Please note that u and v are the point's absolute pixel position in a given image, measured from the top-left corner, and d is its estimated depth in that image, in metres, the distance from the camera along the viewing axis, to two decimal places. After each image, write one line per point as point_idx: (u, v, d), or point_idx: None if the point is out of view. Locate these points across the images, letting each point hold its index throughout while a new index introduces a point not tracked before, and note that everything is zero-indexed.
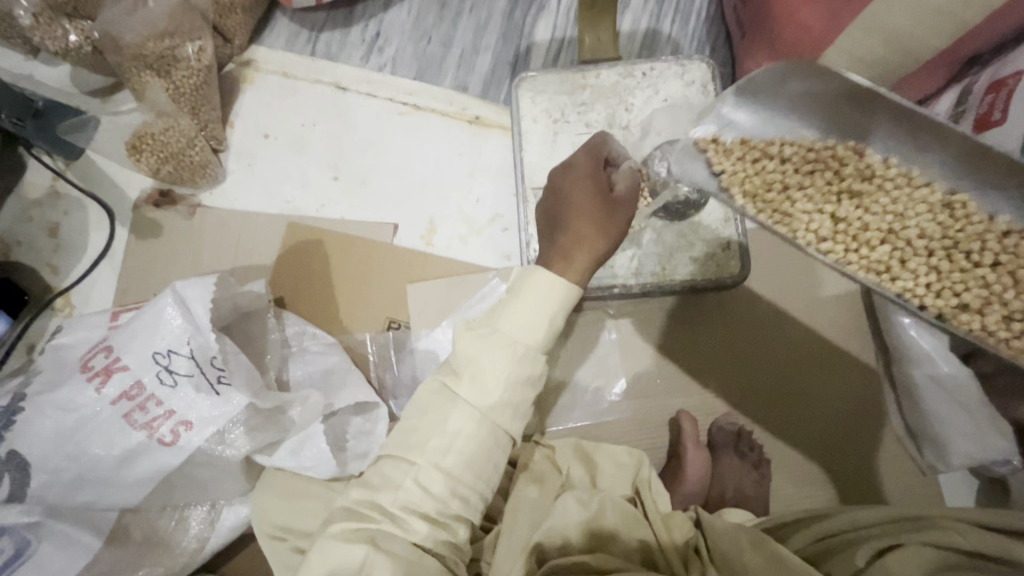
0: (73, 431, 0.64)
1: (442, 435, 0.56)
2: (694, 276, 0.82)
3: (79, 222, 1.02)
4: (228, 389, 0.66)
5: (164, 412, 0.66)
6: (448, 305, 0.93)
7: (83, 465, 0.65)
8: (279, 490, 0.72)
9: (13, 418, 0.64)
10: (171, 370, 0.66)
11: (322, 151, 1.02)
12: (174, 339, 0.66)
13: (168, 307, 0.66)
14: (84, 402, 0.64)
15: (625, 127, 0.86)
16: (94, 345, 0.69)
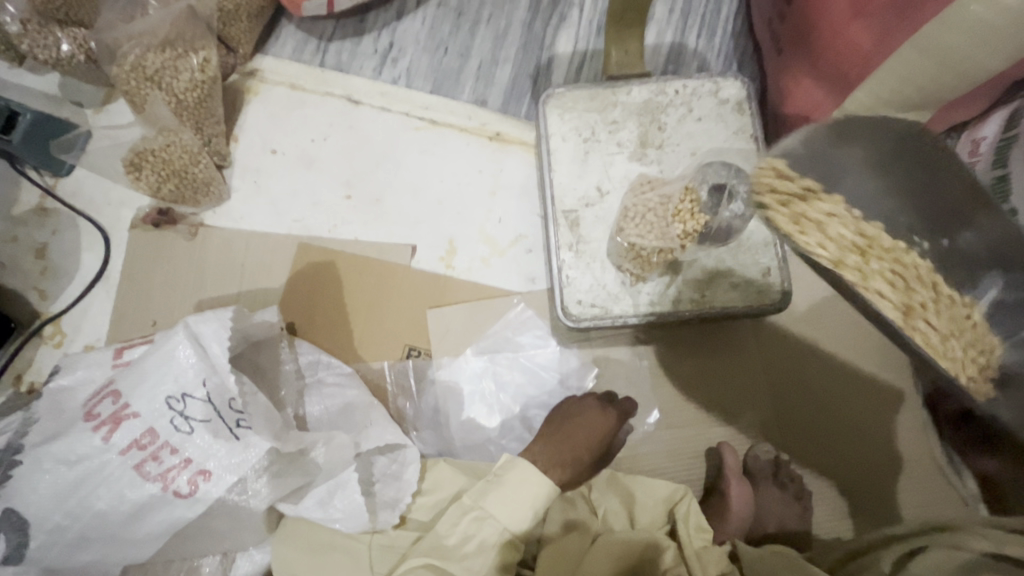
0: (78, 485, 0.58)
1: (496, 508, 0.67)
2: (733, 303, 0.76)
3: (69, 243, 0.95)
4: (248, 433, 0.61)
5: (180, 461, 0.59)
6: (471, 331, 0.89)
7: (89, 523, 0.59)
8: (295, 545, 0.66)
9: (9, 472, 0.58)
10: (186, 417, 0.60)
11: (333, 168, 0.97)
12: (188, 380, 0.61)
13: (180, 344, 0.61)
14: (89, 453, 0.59)
15: (658, 147, 0.82)
16: (97, 390, 0.62)
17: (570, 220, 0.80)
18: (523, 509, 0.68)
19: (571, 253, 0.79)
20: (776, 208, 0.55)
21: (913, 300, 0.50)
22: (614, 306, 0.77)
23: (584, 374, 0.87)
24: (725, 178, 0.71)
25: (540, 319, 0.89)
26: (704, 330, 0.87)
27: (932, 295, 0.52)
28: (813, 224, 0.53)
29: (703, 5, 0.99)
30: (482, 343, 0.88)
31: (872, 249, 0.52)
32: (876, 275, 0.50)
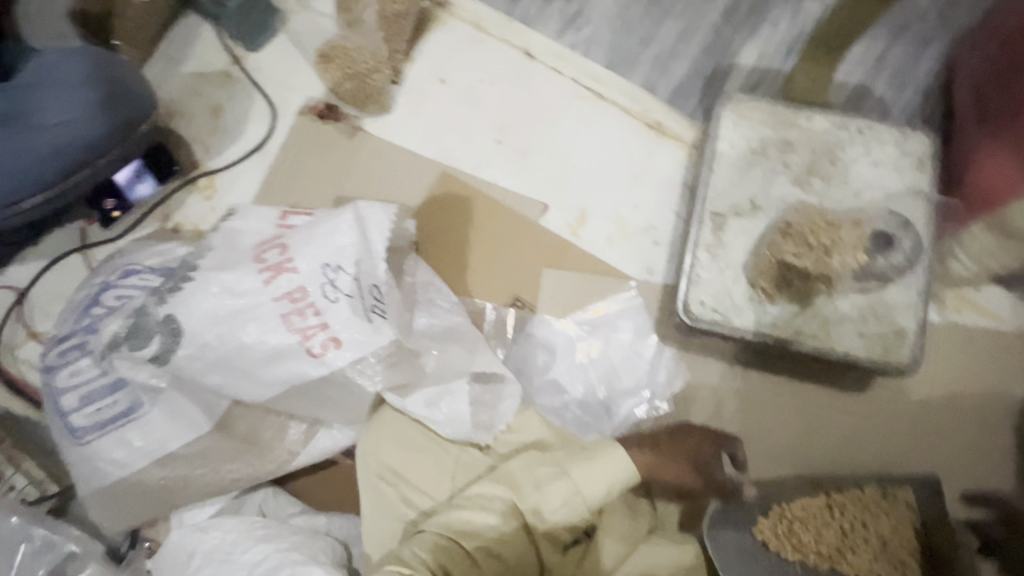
0: (233, 314, 0.64)
1: (569, 470, 0.66)
2: (857, 352, 0.75)
3: (242, 111, 1.04)
4: (381, 322, 0.65)
5: (319, 323, 0.65)
6: (580, 299, 0.91)
7: (229, 352, 0.65)
8: (388, 438, 0.71)
9: (180, 284, 0.66)
10: (335, 286, 0.65)
11: (493, 112, 1.00)
12: (346, 256, 0.66)
13: (349, 222, 0.66)
14: (249, 290, 0.65)
15: (825, 179, 0.80)
16: (265, 240, 0.69)
17: (716, 223, 0.80)
18: (604, 482, 0.65)
19: (707, 255, 0.79)
20: (775, 541, 0.72)
21: (899, 533, 0.74)
22: (735, 318, 0.77)
23: (674, 376, 0.87)
24: (893, 228, 0.77)
25: (646, 311, 0.90)
26: (804, 371, 0.85)
27: (901, 553, 0.73)
28: (800, 535, 0.73)
29: (901, 55, 0.96)
30: (586, 314, 0.90)
31: (847, 541, 0.74)
32: (811, 544, 0.72)
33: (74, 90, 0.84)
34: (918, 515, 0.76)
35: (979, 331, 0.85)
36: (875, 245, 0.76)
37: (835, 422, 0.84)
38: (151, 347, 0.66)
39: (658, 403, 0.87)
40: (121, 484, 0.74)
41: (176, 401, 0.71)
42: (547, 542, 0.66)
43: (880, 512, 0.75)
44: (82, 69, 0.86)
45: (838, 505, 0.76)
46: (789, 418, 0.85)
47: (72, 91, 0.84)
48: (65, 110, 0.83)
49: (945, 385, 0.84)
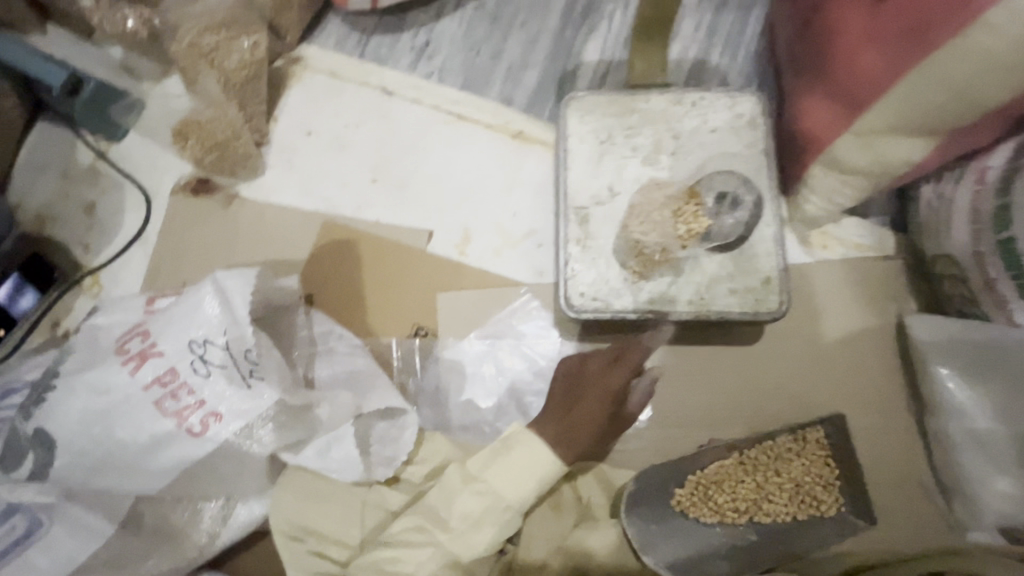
0: (104, 414, 0.64)
1: (485, 483, 0.67)
2: (731, 308, 0.79)
3: (115, 203, 1.03)
4: (260, 384, 0.66)
5: (196, 401, 0.64)
6: (479, 315, 0.93)
7: (109, 451, 0.64)
8: (295, 494, 0.71)
9: (44, 395, 0.66)
10: (205, 361, 0.65)
11: (363, 153, 1.02)
12: (210, 329, 0.66)
13: (209, 295, 0.66)
14: (117, 386, 0.64)
15: (671, 154, 0.85)
16: (129, 329, 0.68)
17: (581, 216, 0.83)
18: (528, 480, 0.68)
19: (578, 247, 0.82)
20: (693, 508, 0.76)
21: (811, 471, 0.78)
22: (615, 301, 0.80)
23: None
24: (734, 186, 0.82)
25: (544, 311, 0.93)
26: (700, 336, 0.88)
27: (814, 490, 0.77)
28: (715, 497, 0.76)
29: (728, 24, 1.02)
30: (487, 327, 0.92)
31: (764, 492, 0.78)
32: (728, 502, 0.76)
33: None
34: (829, 450, 0.78)
35: (845, 262, 0.91)
36: (715, 208, 0.81)
37: (739, 377, 0.87)
38: (23, 468, 0.65)
39: None
40: None
41: (74, 511, 0.68)
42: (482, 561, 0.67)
43: (791, 457, 0.78)
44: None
45: (751, 458, 0.78)
46: (696, 383, 0.88)
47: None
48: None
49: (828, 319, 0.88)
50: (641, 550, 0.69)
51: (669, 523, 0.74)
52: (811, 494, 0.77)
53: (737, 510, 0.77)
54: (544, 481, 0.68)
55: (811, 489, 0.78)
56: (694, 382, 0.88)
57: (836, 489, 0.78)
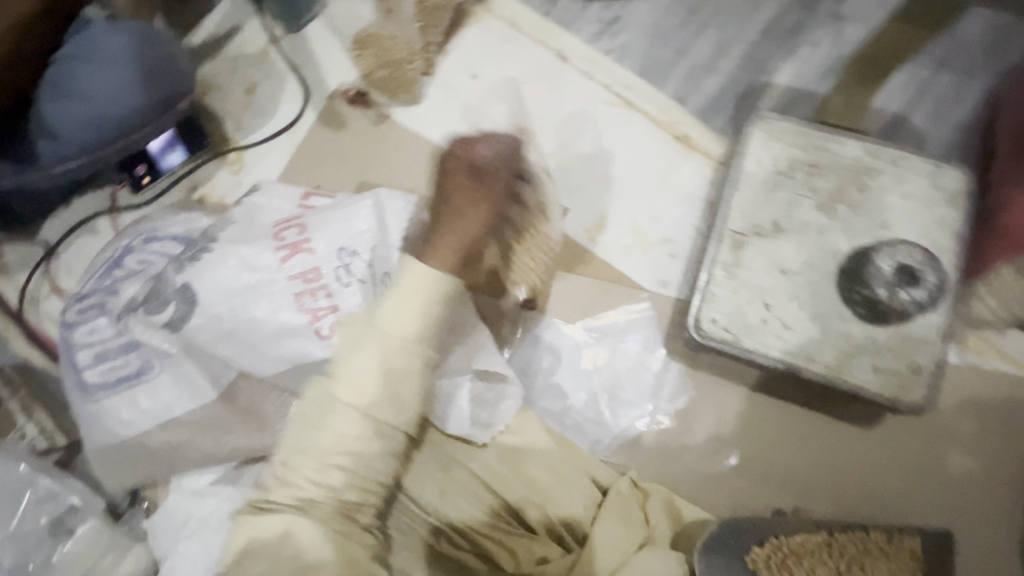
0: (247, 289, 0.69)
1: (360, 346, 0.62)
2: (868, 386, 0.73)
3: (275, 90, 1.05)
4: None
5: (329, 305, 0.69)
6: (590, 306, 0.91)
7: (241, 324, 0.69)
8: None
9: (198, 255, 0.70)
10: (348, 270, 0.70)
11: (520, 111, 1.00)
12: (361, 241, 0.71)
13: (368, 209, 0.71)
14: (266, 267, 0.69)
15: (852, 207, 0.79)
16: (287, 219, 0.75)
17: (735, 242, 0.79)
18: (410, 317, 0.62)
19: (723, 272, 0.78)
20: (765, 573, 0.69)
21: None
22: (746, 338, 0.76)
23: (678, 391, 0.86)
24: (917, 263, 0.74)
25: (655, 325, 0.89)
26: (815, 401, 0.83)
27: None
28: (792, 569, 0.70)
29: (945, 86, 0.93)
30: (595, 321, 0.90)
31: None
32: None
33: (119, 64, 0.84)
34: (924, 565, 0.72)
35: (999, 377, 0.82)
36: (887, 281, 0.74)
37: (842, 453, 0.82)
38: (166, 314, 0.70)
39: (660, 417, 0.86)
40: (124, 444, 0.76)
41: (185, 366, 0.73)
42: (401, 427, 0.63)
43: (883, 555, 0.72)
44: (124, 45, 0.85)
45: (838, 544, 0.73)
46: (795, 444, 0.83)
47: (117, 62, 0.84)
48: (113, 82, 0.84)
49: (960, 428, 0.81)
50: None
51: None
52: None
53: None
54: (432, 310, 0.63)
55: None
56: (792, 441, 0.83)
57: None
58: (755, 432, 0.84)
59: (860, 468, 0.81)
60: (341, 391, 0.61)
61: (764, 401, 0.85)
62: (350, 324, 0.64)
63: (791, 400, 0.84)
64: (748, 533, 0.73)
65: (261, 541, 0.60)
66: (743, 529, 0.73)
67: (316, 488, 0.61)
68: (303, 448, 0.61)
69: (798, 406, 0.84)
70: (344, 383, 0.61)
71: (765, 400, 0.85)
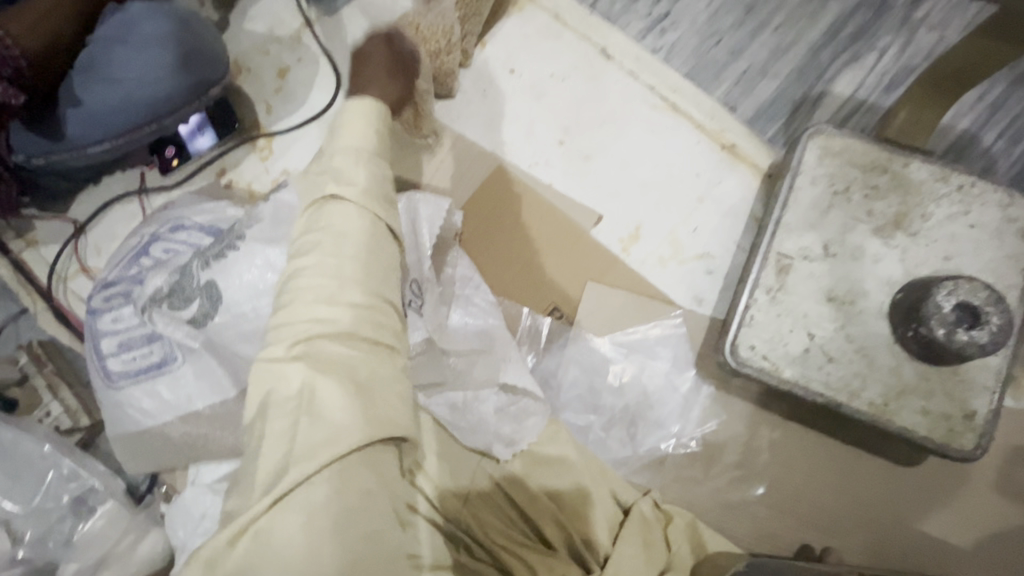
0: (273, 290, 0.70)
1: (325, 223, 0.60)
2: (915, 427, 0.69)
3: (307, 76, 1.03)
4: (413, 317, 0.72)
5: None
6: (620, 318, 0.87)
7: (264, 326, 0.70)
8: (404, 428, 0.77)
9: (224, 253, 0.71)
10: None
11: (559, 109, 0.96)
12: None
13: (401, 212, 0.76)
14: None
15: (912, 234, 0.73)
16: None
17: (781, 264, 0.74)
18: (358, 133, 0.66)
19: (766, 296, 0.74)
20: None
21: None
22: (787, 368, 0.72)
23: (708, 414, 0.83)
24: (983, 302, 0.64)
25: (688, 343, 0.86)
26: (851, 434, 0.79)
27: None
28: None
29: (1023, 105, 0.86)
30: (624, 335, 0.86)
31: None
32: None
33: (156, 48, 0.82)
34: None
35: None
36: (945, 319, 0.65)
37: (877, 490, 0.78)
38: (189, 309, 0.70)
39: (687, 440, 0.83)
40: (142, 433, 0.76)
41: (208, 360, 0.72)
42: (390, 288, 0.60)
43: None
44: (162, 28, 0.83)
45: None
46: (827, 477, 0.79)
47: (155, 46, 0.83)
48: (150, 66, 0.82)
49: (1008, 475, 0.77)
50: None
51: None
52: None
53: None
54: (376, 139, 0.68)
55: None
56: (824, 473, 0.79)
57: None
58: (785, 462, 0.80)
59: (895, 507, 0.78)
60: (316, 276, 0.56)
61: (798, 430, 0.81)
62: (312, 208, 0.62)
63: (827, 431, 0.80)
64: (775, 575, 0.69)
65: (289, 425, 0.52)
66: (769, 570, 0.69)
67: (328, 343, 0.54)
68: (305, 313, 0.56)
69: (833, 439, 0.80)
70: (324, 255, 0.58)
71: (799, 429, 0.81)
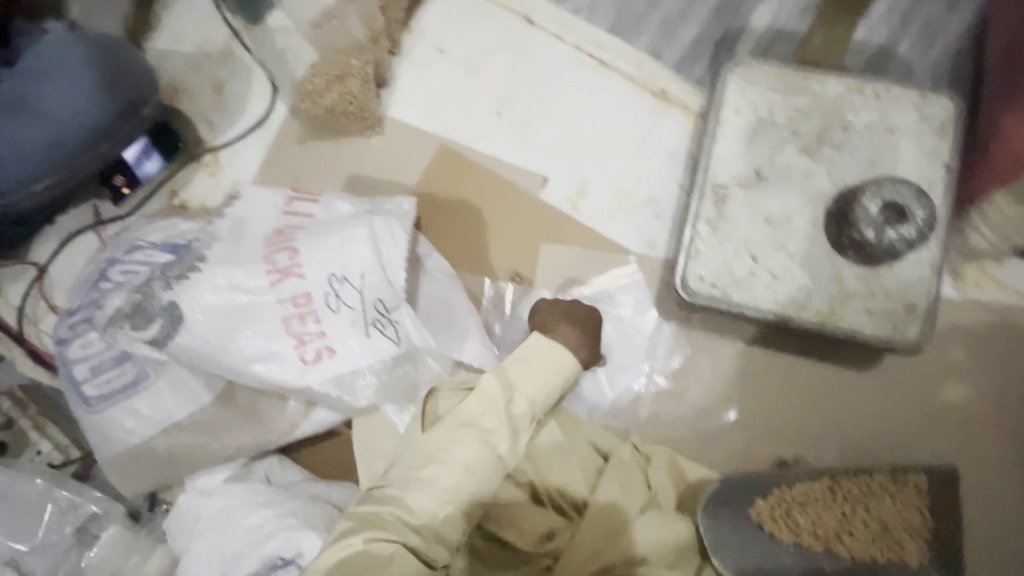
0: (236, 312, 0.67)
1: (451, 449, 0.68)
2: (863, 329, 0.72)
3: (243, 87, 1.04)
4: (378, 337, 0.69)
5: (318, 331, 0.68)
6: (577, 275, 0.90)
7: (219, 348, 0.67)
8: (377, 435, 0.78)
9: (187, 275, 0.68)
10: (338, 297, 0.68)
11: (492, 82, 0.98)
12: (352, 268, 0.68)
13: (364, 237, 0.69)
14: (255, 289, 0.68)
15: (836, 148, 0.76)
16: (275, 238, 0.70)
17: (718, 195, 0.77)
18: (550, 367, 0.74)
19: (708, 228, 0.77)
20: (770, 523, 0.73)
21: (904, 517, 0.72)
22: (735, 293, 0.75)
23: (673, 353, 0.86)
24: (907, 199, 0.68)
25: (645, 286, 0.88)
26: (812, 348, 0.83)
27: (907, 542, 0.71)
28: (795, 517, 0.73)
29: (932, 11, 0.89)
30: (584, 290, 0.89)
31: (847, 525, 0.72)
32: (806, 527, 0.72)
33: (76, 76, 0.84)
34: (927, 498, 0.73)
35: (998, 309, 0.81)
36: (875, 220, 0.68)
37: (842, 397, 0.81)
38: (150, 332, 0.68)
39: (657, 378, 0.86)
40: (131, 451, 0.77)
41: (181, 371, 0.74)
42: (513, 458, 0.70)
43: (885, 493, 0.73)
44: (83, 56, 0.85)
45: (841, 490, 0.74)
46: (793, 391, 0.83)
47: (76, 74, 0.84)
48: (72, 94, 0.83)
49: (962, 364, 0.80)
50: (711, 549, 0.70)
51: (740, 528, 0.72)
52: (901, 545, 0.71)
53: (816, 537, 0.72)
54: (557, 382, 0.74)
55: (898, 535, 0.72)
56: (791, 388, 0.83)
57: (924, 537, 0.72)
58: (753, 384, 0.84)
59: (862, 407, 0.81)
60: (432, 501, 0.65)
61: (760, 352, 0.84)
62: (442, 430, 0.69)
63: (786, 350, 0.83)
64: (750, 488, 0.75)
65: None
66: (742, 486, 0.74)
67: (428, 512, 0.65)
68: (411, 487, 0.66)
69: (794, 356, 0.83)
70: (442, 466, 0.67)
71: (760, 351, 0.84)
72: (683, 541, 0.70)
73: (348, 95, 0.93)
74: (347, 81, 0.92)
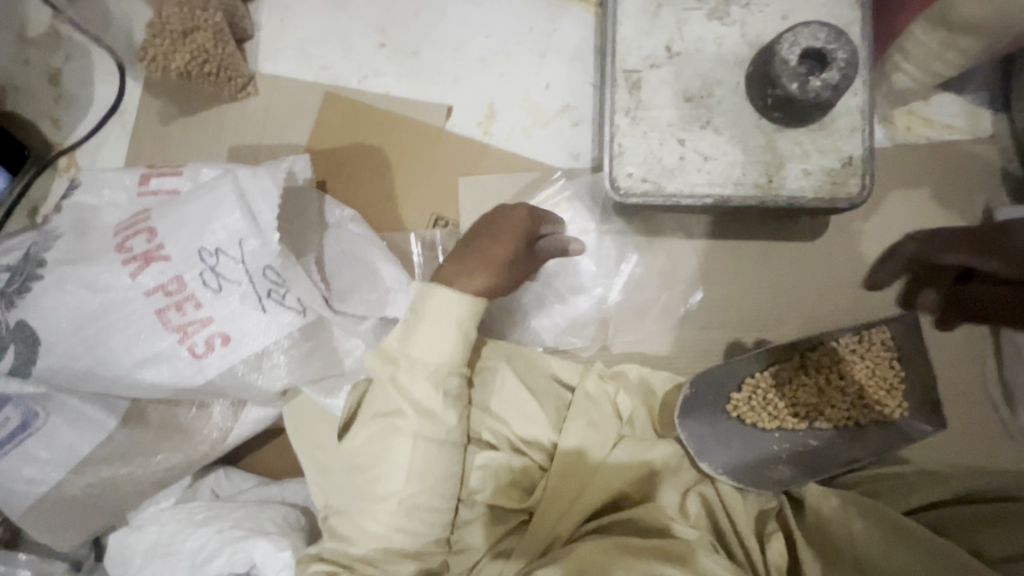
0: (96, 318, 0.59)
1: (391, 443, 0.59)
2: (804, 193, 0.68)
3: (83, 71, 0.89)
4: (276, 309, 0.60)
5: (201, 318, 0.59)
6: (503, 205, 0.82)
7: (99, 358, 0.59)
8: (311, 420, 0.68)
9: (29, 285, 0.60)
10: (217, 273, 0.59)
11: (368, 11, 0.86)
12: (226, 237, 0.59)
13: (230, 196, 0.59)
14: (115, 286, 0.58)
15: (745, 5, 0.70)
16: (127, 224, 0.61)
17: (631, 81, 0.70)
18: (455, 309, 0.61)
19: (626, 119, 0.70)
20: (748, 415, 0.71)
21: (876, 376, 0.70)
22: (669, 183, 0.69)
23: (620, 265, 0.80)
24: (825, 41, 0.62)
25: (578, 202, 0.81)
26: (757, 227, 0.79)
27: (884, 399, 0.70)
28: (771, 400, 0.71)
29: None
30: None
31: (825, 397, 0.71)
32: (784, 407, 0.71)
33: None
34: (896, 351, 0.70)
35: (930, 147, 0.79)
36: (796, 72, 0.63)
37: (796, 271, 0.79)
38: (5, 361, 0.60)
39: (607, 294, 0.80)
40: (39, 505, 0.66)
41: (72, 401, 0.64)
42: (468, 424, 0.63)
43: (856, 357, 0.70)
44: None
45: (808, 362, 0.71)
46: (746, 277, 0.79)
47: None
48: None
49: (904, 211, 0.78)
50: (695, 455, 0.67)
51: (721, 428, 0.70)
52: (879, 403, 0.70)
53: (795, 417, 0.71)
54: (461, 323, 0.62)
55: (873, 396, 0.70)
56: (743, 274, 0.79)
57: (901, 390, 0.70)
58: (706, 278, 0.80)
59: (820, 276, 0.79)
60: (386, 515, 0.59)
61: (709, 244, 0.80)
62: (380, 420, 0.60)
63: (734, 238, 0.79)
64: (725, 388, 0.71)
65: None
66: (715, 386, 0.70)
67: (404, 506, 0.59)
68: (376, 489, 0.59)
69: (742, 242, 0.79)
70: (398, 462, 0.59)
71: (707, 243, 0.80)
72: (669, 462, 0.67)
73: (201, 52, 0.79)
74: (195, 36, 0.79)
